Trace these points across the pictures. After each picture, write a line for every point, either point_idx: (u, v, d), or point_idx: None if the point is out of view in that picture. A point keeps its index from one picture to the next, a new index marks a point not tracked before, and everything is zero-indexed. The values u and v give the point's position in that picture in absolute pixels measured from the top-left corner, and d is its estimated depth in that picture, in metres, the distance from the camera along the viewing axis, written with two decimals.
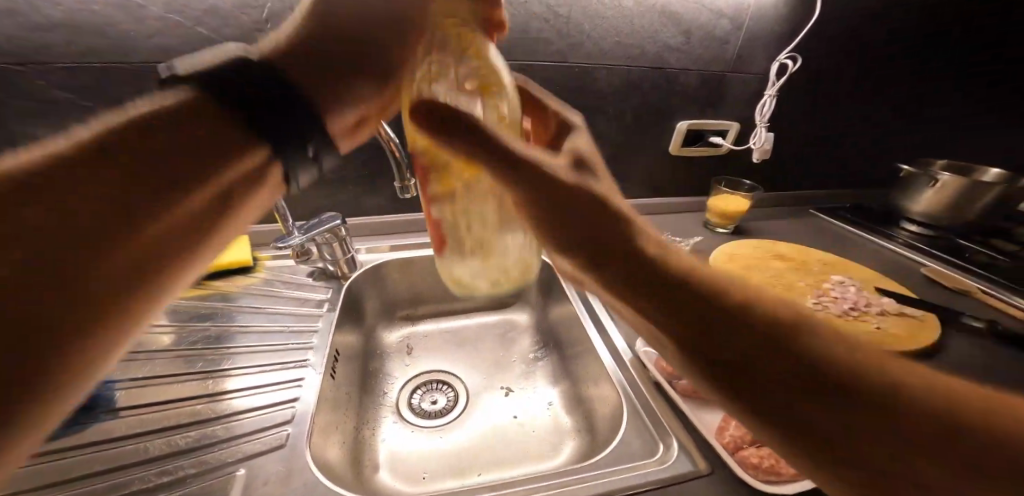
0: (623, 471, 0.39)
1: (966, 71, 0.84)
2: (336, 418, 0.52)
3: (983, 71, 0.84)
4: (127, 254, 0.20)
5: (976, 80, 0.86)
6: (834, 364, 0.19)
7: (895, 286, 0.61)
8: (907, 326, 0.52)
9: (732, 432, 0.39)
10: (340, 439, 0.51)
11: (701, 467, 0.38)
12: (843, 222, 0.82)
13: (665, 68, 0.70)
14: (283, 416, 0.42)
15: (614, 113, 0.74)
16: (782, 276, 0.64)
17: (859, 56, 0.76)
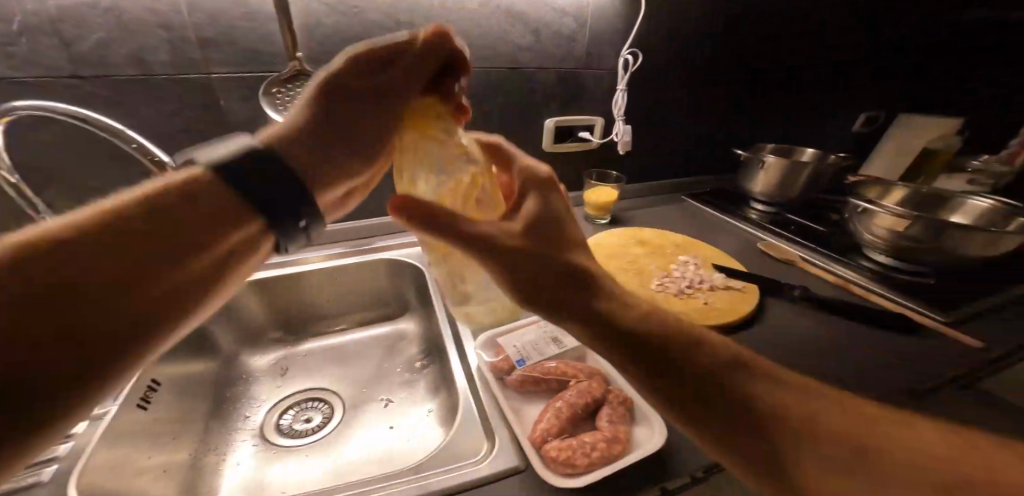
0: (442, 468, 0.38)
1: (796, 62, 0.95)
2: (153, 449, 0.49)
3: (810, 61, 0.95)
4: (111, 259, 0.22)
5: (804, 70, 0.97)
6: (777, 412, 0.27)
7: (730, 261, 0.67)
8: (730, 300, 0.58)
9: (544, 425, 0.39)
10: (165, 476, 0.48)
11: (515, 463, 0.38)
12: (706, 206, 0.89)
13: (520, 67, 0.72)
14: (52, 457, 0.40)
15: (477, 115, 0.74)
16: (637, 261, 0.68)
17: (700, 51, 0.83)
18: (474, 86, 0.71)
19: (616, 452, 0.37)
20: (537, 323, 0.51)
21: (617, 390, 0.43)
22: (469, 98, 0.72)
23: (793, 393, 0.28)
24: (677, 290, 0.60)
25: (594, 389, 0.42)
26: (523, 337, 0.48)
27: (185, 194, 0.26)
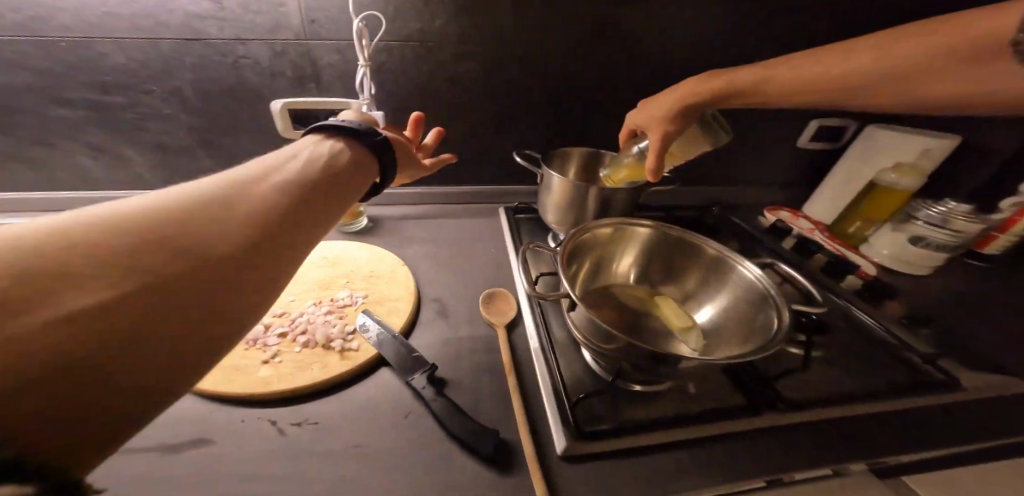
0: None
1: (662, 45, 0.68)
2: None
3: (684, 42, 0.68)
4: (181, 295, 0.21)
5: (679, 56, 0.69)
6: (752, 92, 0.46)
7: (397, 308, 0.50)
8: (303, 365, 0.41)
9: None
10: None
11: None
12: (509, 226, 0.69)
13: (207, 39, 0.58)
14: None
15: (171, 93, 0.61)
16: (280, 289, 0.50)
17: (488, 19, 0.62)
18: (150, 60, 0.58)
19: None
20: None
21: None
22: (157, 71, 0.59)
23: (119, 271, 0.20)
24: (260, 337, 0.43)
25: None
26: None
27: (125, 234, 0.21)
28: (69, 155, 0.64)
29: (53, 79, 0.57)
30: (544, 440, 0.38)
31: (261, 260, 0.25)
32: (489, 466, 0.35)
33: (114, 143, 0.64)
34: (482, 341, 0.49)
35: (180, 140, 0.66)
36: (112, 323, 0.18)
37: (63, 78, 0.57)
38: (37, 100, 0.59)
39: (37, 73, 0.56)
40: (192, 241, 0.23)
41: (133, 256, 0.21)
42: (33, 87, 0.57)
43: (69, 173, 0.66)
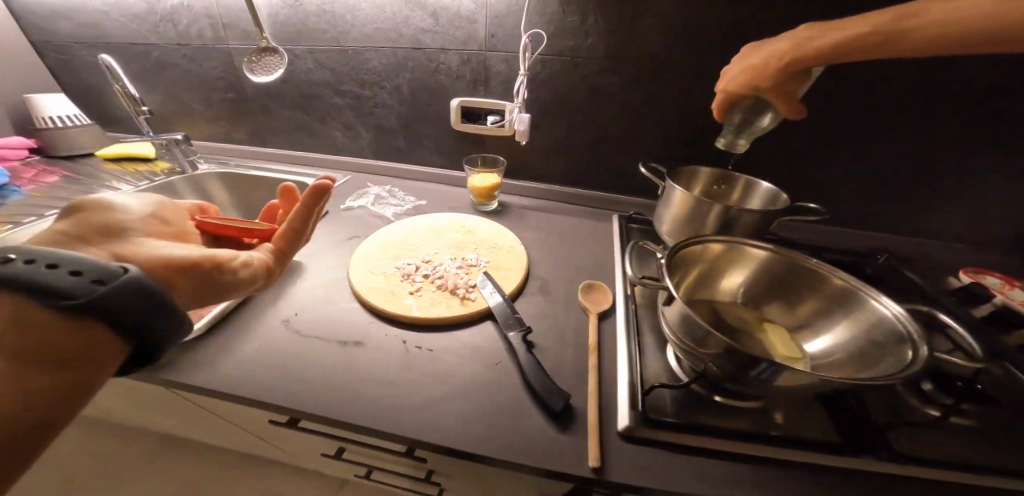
0: None
1: None
2: None
3: None
4: None
5: None
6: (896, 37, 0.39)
7: (510, 276, 0.60)
8: (435, 302, 0.55)
9: None
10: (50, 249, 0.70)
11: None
12: (621, 234, 0.74)
13: (424, 48, 0.77)
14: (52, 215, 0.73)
15: (394, 89, 0.83)
16: (430, 244, 0.66)
17: (641, 34, 0.67)
18: (386, 63, 0.81)
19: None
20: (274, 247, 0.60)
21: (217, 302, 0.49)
22: (387, 73, 0.82)
23: None
24: (412, 273, 0.58)
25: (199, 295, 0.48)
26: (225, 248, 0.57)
27: None
28: (324, 129, 0.92)
29: (332, 74, 0.84)
30: (608, 415, 0.42)
31: None
32: (552, 421, 0.42)
33: (350, 122, 0.90)
34: (574, 321, 0.55)
35: (389, 126, 0.89)
36: None
37: (338, 74, 0.84)
38: (320, 89, 0.87)
39: (326, 70, 0.84)
40: None
41: None
42: (321, 80, 0.85)
43: (318, 143, 0.94)
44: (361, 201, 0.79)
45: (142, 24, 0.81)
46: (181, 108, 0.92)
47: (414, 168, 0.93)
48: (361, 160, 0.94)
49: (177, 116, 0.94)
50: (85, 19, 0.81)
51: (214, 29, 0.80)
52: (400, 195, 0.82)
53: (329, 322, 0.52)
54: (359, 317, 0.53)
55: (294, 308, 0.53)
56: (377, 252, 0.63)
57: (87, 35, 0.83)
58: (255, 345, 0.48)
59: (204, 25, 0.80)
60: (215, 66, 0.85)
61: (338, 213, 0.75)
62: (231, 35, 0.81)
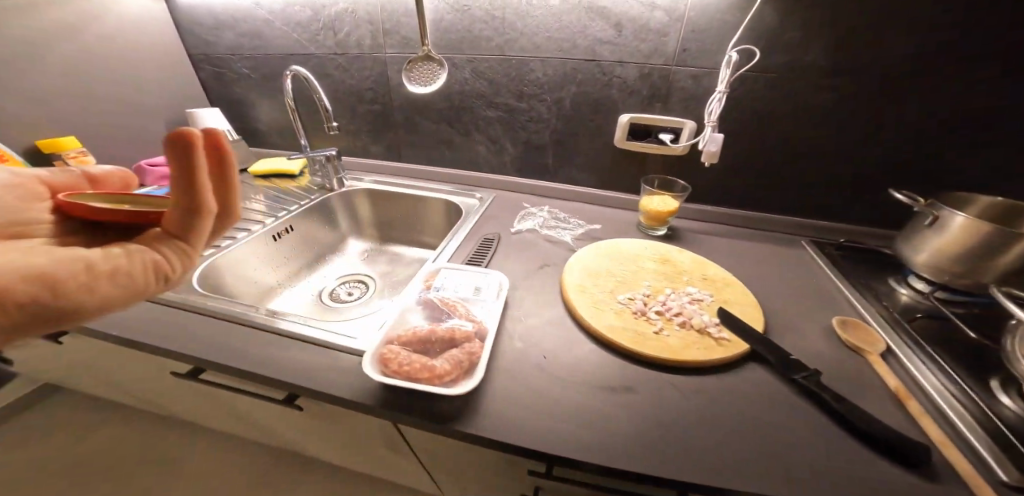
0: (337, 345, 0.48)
1: None
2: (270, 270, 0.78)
3: None
4: None
5: None
6: None
7: (749, 313, 0.54)
8: (687, 342, 0.49)
9: (397, 342, 0.45)
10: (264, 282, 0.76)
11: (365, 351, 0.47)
12: (829, 262, 0.66)
13: (599, 60, 0.70)
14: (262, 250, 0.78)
15: (555, 102, 0.78)
16: (637, 273, 0.61)
17: (881, 43, 0.57)
18: (551, 75, 0.76)
19: (422, 377, 0.41)
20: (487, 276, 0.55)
21: (477, 344, 0.46)
22: (550, 85, 0.77)
23: None
24: (643, 309, 0.54)
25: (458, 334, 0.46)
26: (454, 278, 0.55)
27: None
28: (468, 144, 0.91)
29: (488, 86, 0.81)
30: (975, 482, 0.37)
31: None
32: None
33: (497, 137, 0.88)
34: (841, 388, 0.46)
35: (541, 141, 0.85)
36: None
37: (494, 85, 0.81)
38: (472, 102, 0.85)
39: (482, 81, 0.81)
40: None
41: None
42: (474, 92, 0.83)
43: (461, 157, 0.94)
44: (530, 222, 0.76)
45: (323, 45, 0.89)
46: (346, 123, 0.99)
47: (562, 186, 0.88)
48: (504, 177, 0.93)
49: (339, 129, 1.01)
50: (272, 36, 0.91)
51: (374, 36, 0.84)
52: (566, 219, 0.77)
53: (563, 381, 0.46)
54: (618, 367, 0.48)
55: (546, 358, 0.49)
56: (588, 282, 0.59)
57: (279, 56, 0.94)
58: (524, 405, 0.43)
59: (366, 32, 0.84)
60: (380, 82, 0.90)
61: (512, 239, 0.70)
62: (390, 44, 0.84)
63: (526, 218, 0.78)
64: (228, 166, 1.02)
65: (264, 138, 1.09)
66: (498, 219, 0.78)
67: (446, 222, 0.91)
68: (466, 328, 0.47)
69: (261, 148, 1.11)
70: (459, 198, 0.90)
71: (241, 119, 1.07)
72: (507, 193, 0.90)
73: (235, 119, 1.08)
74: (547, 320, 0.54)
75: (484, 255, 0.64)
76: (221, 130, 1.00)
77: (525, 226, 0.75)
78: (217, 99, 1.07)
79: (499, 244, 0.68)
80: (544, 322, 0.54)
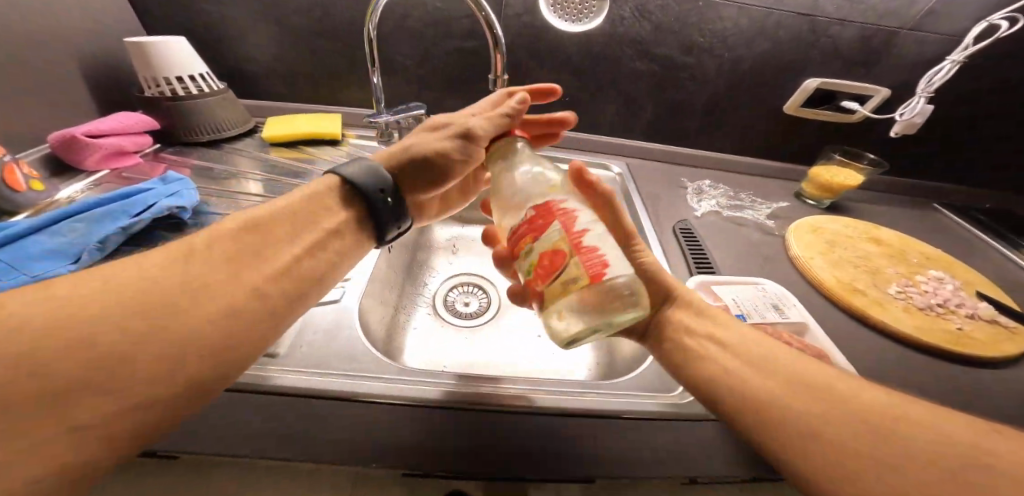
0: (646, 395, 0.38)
1: None
2: (385, 296, 0.61)
3: None
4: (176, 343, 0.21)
5: None
6: None
7: (996, 292, 0.54)
8: (996, 336, 0.48)
9: None
10: (385, 314, 0.60)
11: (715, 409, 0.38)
12: (968, 222, 0.72)
13: (817, 16, 0.59)
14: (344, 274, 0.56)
15: (733, 61, 0.65)
16: (871, 259, 0.58)
17: None
18: (744, 26, 0.61)
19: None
20: (764, 290, 0.49)
21: None
22: (736, 39, 0.63)
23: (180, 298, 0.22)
24: (924, 304, 0.51)
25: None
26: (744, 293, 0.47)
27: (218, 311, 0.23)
28: (594, 104, 0.73)
29: (651, 32, 0.63)
30: None
31: (157, 370, 0.20)
32: None
33: (636, 98, 0.71)
34: None
35: (695, 106, 0.71)
36: (125, 359, 0.19)
37: (659, 32, 0.63)
38: (622, 50, 0.66)
39: (643, 24, 0.63)
40: (199, 319, 0.22)
41: (180, 333, 0.21)
42: (628, 38, 0.64)
43: (579, 121, 0.76)
44: (707, 203, 0.68)
45: None
46: (415, 68, 0.73)
47: (702, 151, 0.77)
48: (628, 141, 0.77)
49: (399, 73, 0.73)
50: None
51: None
52: (738, 194, 0.71)
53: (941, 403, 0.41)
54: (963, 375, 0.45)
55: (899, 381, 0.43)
56: (841, 277, 0.54)
57: None
58: None
59: None
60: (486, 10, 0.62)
61: (703, 225, 0.63)
62: None
63: (698, 197, 0.69)
64: (224, 131, 0.63)
65: (261, 87, 0.71)
66: (668, 201, 0.67)
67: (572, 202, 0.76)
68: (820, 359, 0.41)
69: (254, 102, 0.73)
70: (592, 170, 0.73)
71: (214, 52, 0.67)
72: (641, 161, 0.76)
73: (206, 52, 0.67)
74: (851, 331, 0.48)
75: (704, 249, 0.58)
76: (201, 74, 0.59)
77: (705, 208, 0.67)
78: (162, 12, 0.63)
79: (704, 239, 0.60)
80: (848, 336, 0.48)
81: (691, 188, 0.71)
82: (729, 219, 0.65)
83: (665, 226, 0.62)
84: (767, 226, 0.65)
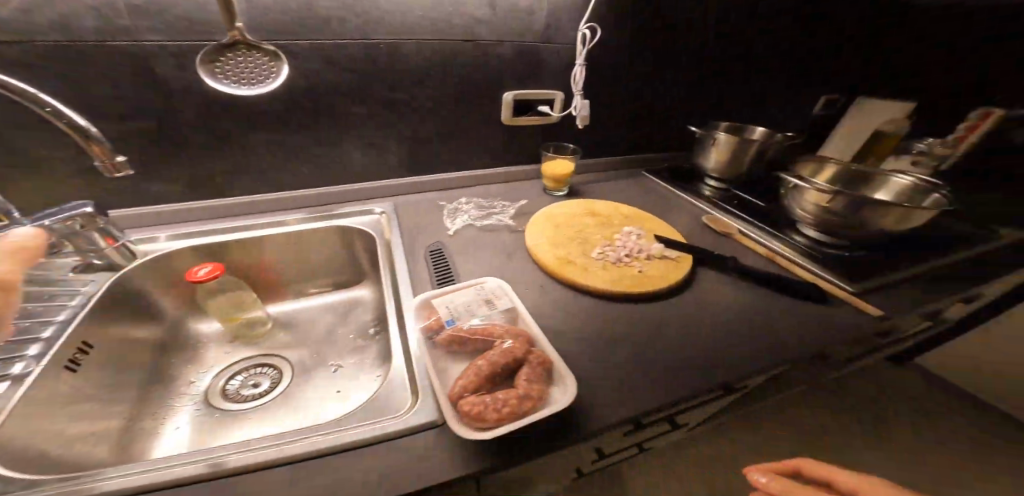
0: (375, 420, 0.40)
1: (759, 40, 0.91)
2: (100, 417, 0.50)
3: (780, 36, 0.92)
4: None
5: (773, 45, 0.93)
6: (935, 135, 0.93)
7: (672, 232, 0.71)
8: (662, 265, 0.62)
9: (462, 381, 0.41)
10: (107, 443, 0.49)
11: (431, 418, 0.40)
12: (668, 184, 0.94)
13: (476, 40, 0.70)
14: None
15: (435, 86, 0.72)
16: (584, 229, 0.71)
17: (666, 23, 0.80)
18: (428, 59, 0.69)
19: (526, 409, 0.40)
20: (478, 289, 0.52)
21: (537, 352, 0.46)
22: (426, 70, 0.70)
23: None
24: (615, 257, 0.63)
25: (517, 350, 0.45)
26: (458, 298, 0.51)
27: None
28: (333, 152, 0.71)
29: (347, 76, 0.65)
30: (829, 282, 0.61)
31: None
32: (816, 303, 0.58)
33: (372, 138, 0.73)
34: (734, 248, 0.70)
35: (428, 131, 0.77)
36: None
37: (357, 76, 0.65)
38: (328, 97, 0.66)
39: (337, 71, 0.63)
40: None
41: None
42: (328, 85, 0.64)
43: (325, 170, 0.73)
44: (460, 220, 0.73)
45: None
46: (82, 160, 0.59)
47: (454, 173, 0.83)
48: (386, 179, 0.79)
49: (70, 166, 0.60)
50: None
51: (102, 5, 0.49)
52: (490, 203, 0.78)
53: (625, 350, 0.50)
54: (646, 307, 0.57)
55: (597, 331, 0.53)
56: (559, 253, 0.64)
57: None
58: (620, 383, 0.45)
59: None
60: (141, 82, 0.55)
61: (456, 241, 0.68)
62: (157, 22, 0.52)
63: (453, 216, 0.73)
64: None
65: None
66: (427, 229, 0.71)
67: (343, 247, 0.74)
68: (518, 340, 0.46)
69: None
70: (352, 218, 0.74)
71: None
72: (404, 195, 0.80)
73: None
74: (564, 301, 0.57)
75: (452, 269, 0.62)
76: None
77: (462, 223, 0.72)
78: None
79: (451, 254, 0.65)
80: (564, 307, 0.57)
81: (448, 210, 0.75)
82: (481, 229, 0.72)
83: (419, 253, 0.65)
84: (512, 225, 0.73)
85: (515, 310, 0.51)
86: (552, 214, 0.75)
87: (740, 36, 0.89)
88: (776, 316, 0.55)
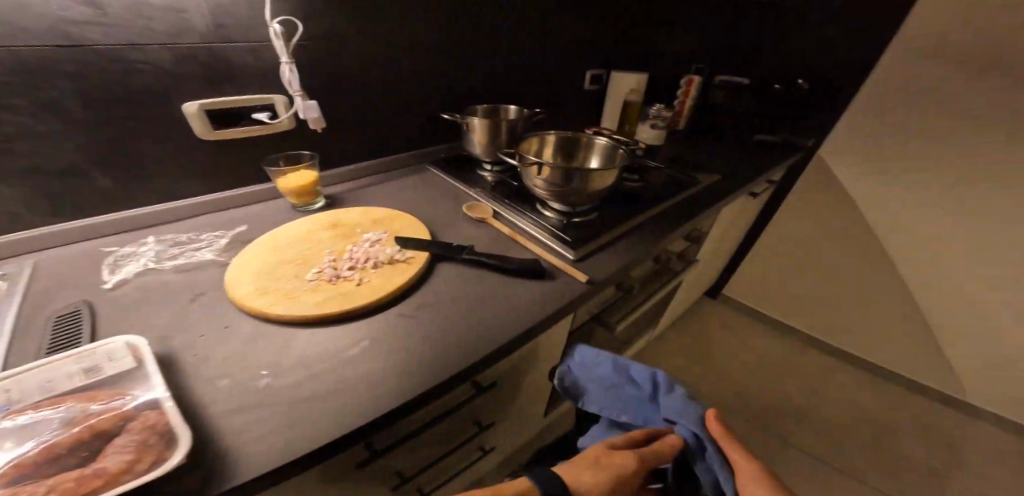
0: None
1: (493, 28, 0.95)
2: None
3: (511, 25, 0.97)
4: None
5: (510, 32, 0.98)
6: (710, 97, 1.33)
7: (420, 232, 0.65)
8: (387, 276, 0.57)
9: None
10: None
11: None
12: (442, 172, 0.90)
13: (95, 45, 0.54)
14: None
15: (50, 106, 0.53)
16: (313, 248, 0.60)
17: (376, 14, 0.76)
18: (10, 71, 0.50)
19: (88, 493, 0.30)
20: (75, 354, 0.39)
21: (155, 411, 0.36)
22: (20, 85, 0.51)
23: None
24: (333, 273, 0.55)
25: (103, 422, 0.34)
26: (35, 373, 0.36)
27: None
28: None
29: None
30: (556, 256, 0.63)
31: None
32: (540, 281, 0.59)
33: None
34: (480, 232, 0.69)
35: (72, 166, 0.57)
36: None
37: None
38: None
39: None
40: None
41: None
42: None
43: None
44: (131, 268, 0.55)
45: None
46: None
47: (146, 205, 0.66)
48: (17, 233, 0.57)
49: None
50: None
51: None
52: (193, 236, 0.63)
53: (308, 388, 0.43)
54: (362, 326, 0.52)
55: (292, 366, 0.46)
56: (263, 283, 0.53)
57: None
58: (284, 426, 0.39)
59: None
60: None
61: (117, 296, 0.51)
62: None
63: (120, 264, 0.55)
64: None
65: None
66: (71, 286, 0.51)
67: None
68: (114, 410, 0.35)
69: None
70: None
71: None
72: (55, 248, 0.59)
73: None
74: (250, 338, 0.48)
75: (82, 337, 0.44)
76: None
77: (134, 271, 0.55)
78: None
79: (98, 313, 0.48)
80: (251, 343, 0.48)
81: (116, 258, 0.57)
82: (170, 271, 0.56)
83: (42, 323, 0.46)
84: (218, 259, 0.59)
85: (139, 362, 0.40)
86: (276, 233, 0.63)
87: (472, 25, 0.91)
88: (493, 304, 0.56)
